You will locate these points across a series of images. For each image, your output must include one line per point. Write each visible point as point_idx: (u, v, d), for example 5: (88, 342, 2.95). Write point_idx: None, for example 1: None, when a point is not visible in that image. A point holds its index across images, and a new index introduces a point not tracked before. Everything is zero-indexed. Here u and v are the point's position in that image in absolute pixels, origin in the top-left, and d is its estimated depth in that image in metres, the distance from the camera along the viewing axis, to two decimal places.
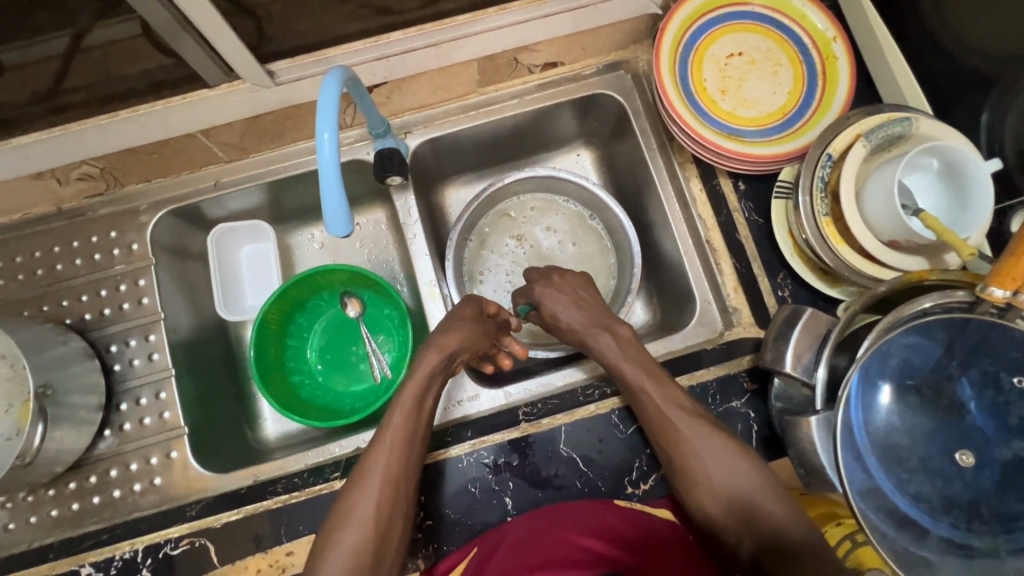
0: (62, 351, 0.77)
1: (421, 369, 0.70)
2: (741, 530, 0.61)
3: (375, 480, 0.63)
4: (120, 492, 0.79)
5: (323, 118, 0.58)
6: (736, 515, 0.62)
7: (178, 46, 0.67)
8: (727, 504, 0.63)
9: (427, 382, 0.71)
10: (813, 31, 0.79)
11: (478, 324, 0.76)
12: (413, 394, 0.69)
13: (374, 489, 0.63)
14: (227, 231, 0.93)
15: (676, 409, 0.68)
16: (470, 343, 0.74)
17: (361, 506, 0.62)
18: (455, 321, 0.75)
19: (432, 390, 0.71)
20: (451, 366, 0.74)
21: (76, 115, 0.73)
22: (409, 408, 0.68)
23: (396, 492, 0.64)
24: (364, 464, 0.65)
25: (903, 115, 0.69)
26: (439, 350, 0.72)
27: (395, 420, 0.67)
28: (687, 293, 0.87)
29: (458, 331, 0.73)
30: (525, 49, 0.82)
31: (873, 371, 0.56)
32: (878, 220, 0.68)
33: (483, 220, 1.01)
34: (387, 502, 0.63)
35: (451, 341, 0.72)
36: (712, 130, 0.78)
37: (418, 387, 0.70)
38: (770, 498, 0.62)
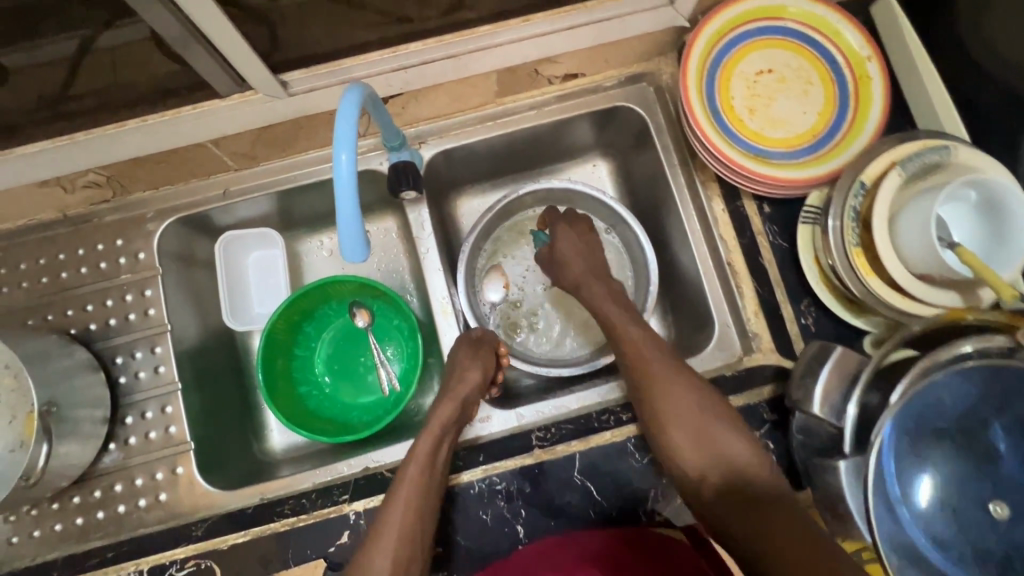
0: (66, 364, 0.75)
1: (434, 420, 0.71)
2: (708, 470, 0.65)
3: (391, 535, 0.62)
4: (125, 507, 0.78)
5: (340, 139, 0.55)
6: (704, 456, 0.66)
7: (189, 56, 0.65)
8: (698, 445, 0.66)
9: (442, 432, 0.70)
10: (847, 49, 0.76)
11: (481, 360, 0.77)
12: (428, 444, 0.69)
13: (389, 544, 0.62)
14: (235, 238, 0.91)
15: (660, 366, 0.71)
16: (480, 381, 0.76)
17: (377, 562, 0.60)
18: (464, 365, 0.76)
19: (447, 440, 0.70)
20: (470, 412, 0.76)
21: (83, 124, 0.70)
22: (424, 459, 0.68)
23: (412, 548, 0.63)
24: (379, 520, 0.64)
25: (942, 142, 0.67)
26: (453, 401, 0.73)
27: (410, 473, 0.67)
28: (706, 315, 0.84)
29: (467, 377, 0.75)
30: (547, 61, 0.79)
31: (906, 417, 0.54)
32: (912, 253, 0.65)
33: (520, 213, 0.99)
34: (403, 558, 0.62)
35: (463, 391, 0.74)
36: (739, 151, 0.75)
37: (433, 437, 0.69)
38: (733, 439, 0.66)
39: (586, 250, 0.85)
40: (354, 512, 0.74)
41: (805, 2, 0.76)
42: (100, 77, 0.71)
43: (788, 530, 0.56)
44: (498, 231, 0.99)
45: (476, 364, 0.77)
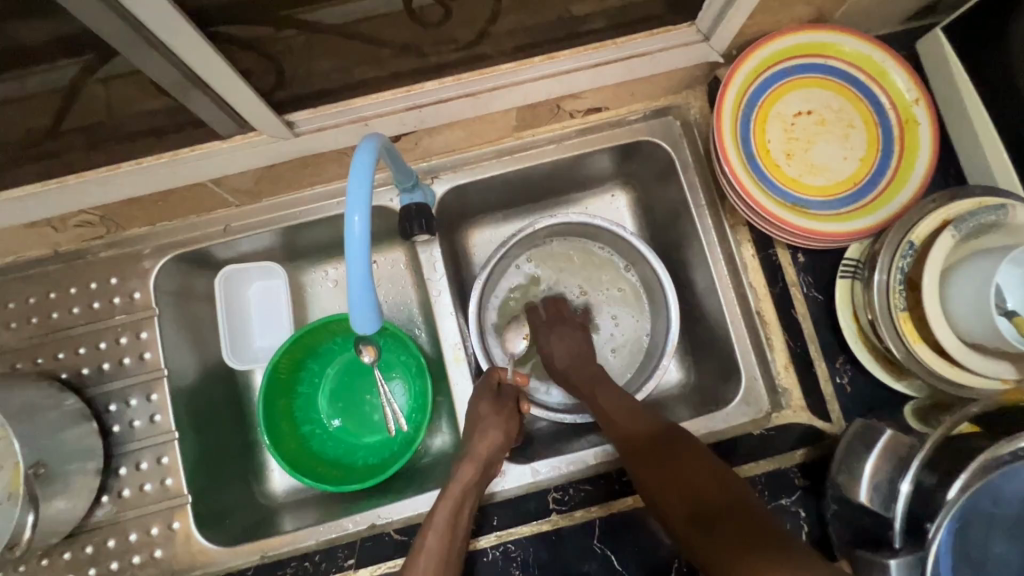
0: (55, 416, 0.71)
1: (454, 483, 0.67)
2: (670, 491, 0.61)
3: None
4: (118, 564, 0.74)
5: (353, 199, 0.51)
6: (665, 477, 0.62)
7: (188, 99, 0.60)
8: (655, 466, 0.63)
9: (462, 497, 0.66)
10: (892, 91, 0.71)
11: (502, 418, 0.73)
12: (446, 511, 0.65)
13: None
14: (236, 272, 0.87)
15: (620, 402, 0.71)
16: (503, 439, 0.71)
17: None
18: (483, 422, 0.72)
19: (467, 507, 0.66)
20: (495, 468, 0.71)
21: (74, 164, 0.65)
22: (443, 527, 0.63)
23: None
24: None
25: (998, 201, 0.62)
26: (474, 463, 0.68)
27: (429, 541, 0.62)
28: (732, 366, 0.80)
29: (487, 436, 0.70)
30: (570, 97, 0.74)
31: (968, 518, 0.50)
32: (964, 321, 0.61)
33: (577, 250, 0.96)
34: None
35: (482, 450, 0.69)
36: (775, 200, 0.70)
37: (452, 503, 0.65)
38: (691, 458, 0.63)
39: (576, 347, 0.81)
40: None
41: (850, 40, 0.70)
42: (92, 113, 0.66)
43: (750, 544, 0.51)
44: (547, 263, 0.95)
45: (497, 423, 0.72)
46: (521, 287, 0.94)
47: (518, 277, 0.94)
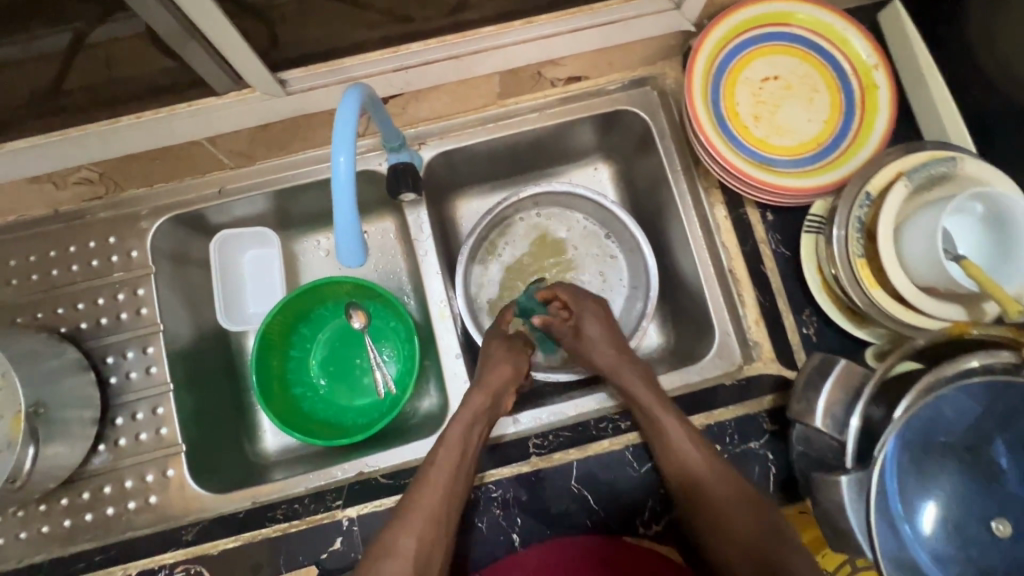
0: (55, 364, 0.73)
1: (466, 409, 0.71)
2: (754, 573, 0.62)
3: (418, 513, 0.64)
4: (114, 510, 0.76)
5: (339, 140, 0.54)
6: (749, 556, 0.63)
7: (186, 53, 0.63)
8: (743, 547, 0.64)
9: (470, 421, 0.70)
10: (853, 57, 0.75)
11: (513, 354, 0.76)
12: (459, 431, 0.69)
13: (416, 523, 0.63)
14: (231, 236, 0.90)
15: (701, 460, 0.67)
16: (513, 374, 0.75)
17: (404, 538, 0.62)
18: (493, 359, 0.75)
19: (476, 429, 0.70)
20: (504, 404, 0.75)
21: (76, 119, 0.69)
22: (455, 444, 0.68)
23: (438, 529, 0.64)
24: (410, 497, 0.66)
25: (948, 154, 0.66)
26: (470, 396, 0.71)
27: (439, 456, 0.67)
28: (706, 323, 0.83)
29: (497, 368, 0.74)
30: (550, 63, 0.79)
31: (910, 432, 0.54)
32: (916, 265, 0.65)
33: (583, 229, 0.98)
34: (428, 535, 0.63)
35: (493, 381, 0.73)
36: (744, 159, 0.74)
37: (464, 424, 0.70)
38: (776, 540, 0.63)
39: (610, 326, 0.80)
40: (348, 519, 0.72)
41: (814, 9, 0.75)
42: (94, 72, 0.70)
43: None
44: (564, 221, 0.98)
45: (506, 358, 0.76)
46: (518, 244, 0.98)
47: (518, 234, 0.98)
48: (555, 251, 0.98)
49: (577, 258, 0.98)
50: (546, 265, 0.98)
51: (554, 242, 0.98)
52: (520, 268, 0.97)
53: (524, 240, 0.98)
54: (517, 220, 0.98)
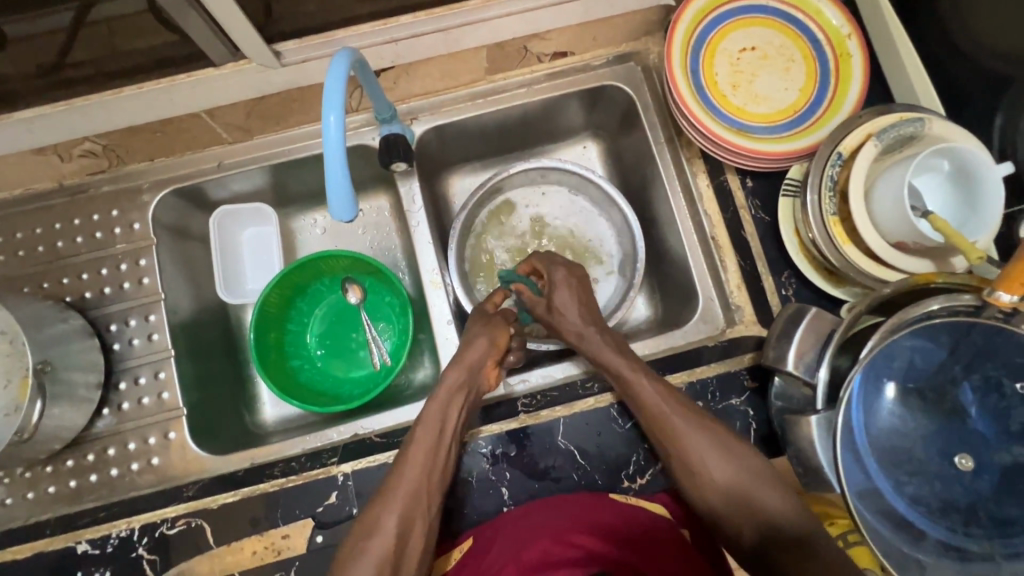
0: (62, 328, 0.76)
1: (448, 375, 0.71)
2: (743, 520, 0.63)
3: (401, 491, 0.64)
4: (118, 471, 0.79)
5: (330, 100, 0.57)
6: (738, 507, 0.63)
7: (186, 24, 0.67)
8: (732, 498, 0.64)
9: (450, 397, 0.70)
10: (827, 27, 0.78)
11: (490, 327, 0.77)
12: (438, 407, 0.70)
13: (398, 501, 0.63)
14: (229, 212, 0.92)
15: (674, 410, 0.68)
16: (490, 347, 0.75)
17: (386, 517, 0.62)
18: (473, 333, 0.76)
19: (457, 404, 0.71)
20: (484, 377, 0.75)
21: (80, 91, 0.72)
22: (435, 423, 0.68)
23: (419, 504, 0.64)
24: (392, 478, 0.66)
25: (916, 115, 0.68)
26: (462, 368, 0.72)
27: (420, 434, 0.68)
28: (690, 290, 0.86)
29: (474, 343, 0.74)
30: (535, 37, 0.82)
31: (875, 371, 0.57)
32: (886, 221, 0.67)
33: (575, 204, 1.00)
34: (410, 512, 0.63)
35: (470, 356, 0.73)
36: (723, 126, 0.77)
37: (443, 400, 0.70)
38: (767, 488, 0.63)
39: (583, 291, 0.79)
40: (343, 474, 0.75)
41: None
42: (97, 47, 0.73)
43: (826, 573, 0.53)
44: (559, 196, 1.01)
45: (485, 332, 0.77)
46: (513, 225, 1.00)
47: (511, 215, 1.00)
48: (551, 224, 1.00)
49: (570, 235, 1.00)
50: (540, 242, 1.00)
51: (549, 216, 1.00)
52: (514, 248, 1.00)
53: (518, 220, 1.00)
54: (510, 201, 1.00)
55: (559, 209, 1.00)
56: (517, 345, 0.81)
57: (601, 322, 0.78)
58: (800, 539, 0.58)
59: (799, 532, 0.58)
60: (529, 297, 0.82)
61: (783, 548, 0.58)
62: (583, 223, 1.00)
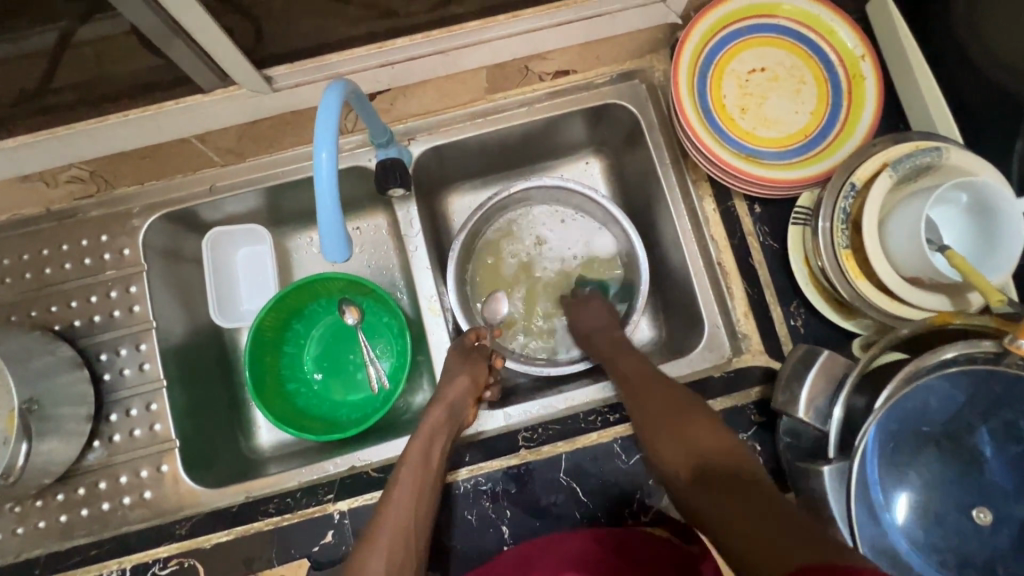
0: (49, 361, 0.74)
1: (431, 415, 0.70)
2: (678, 453, 0.59)
3: (386, 533, 0.60)
4: (109, 505, 0.77)
5: (321, 137, 0.54)
6: (674, 441, 0.60)
7: (173, 51, 0.64)
8: (671, 431, 0.61)
9: (433, 433, 0.69)
10: (840, 48, 0.75)
11: (470, 364, 0.78)
12: (421, 444, 0.68)
13: (384, 543, 0.59)
14: (222, 235, 0.90)
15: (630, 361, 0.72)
16: (470, 385, 0.76)
17: (374, 560, 0.57)
18: (451, 371, 0.77)
19: (440, 440, 0.69)
20: (466, 411, 0.75)
21: (64, 118, 0.69)
22: (419, 461, 0.66)
23: (408, 546, 0.60)
24: (376, 520, 0.62)
25: (934, 144, 0.66)
26: (445, 405, 0.73)
27: (403, 469, 0.65)
28: (695, 317, 0.84)
29: (454, 380, 0.75)
30: (537, 57, 0.79)
31: (890, 420, 0.55)
32: (901, 256, 0.65)
33: (582, 220, 0.97)
34: (398, 556, 0.58)
35: (450, 394, 0.73)
36: (730, 151, 0.74)
37: (426, 436, 0.69)
38: (703, 424, 0.60)
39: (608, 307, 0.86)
40: (339, 512, 0.73)
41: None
42: (83, 71, 0.71)
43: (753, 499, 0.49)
44: (570, 212, 0.98)
45: (464, 369, 0.77)
46: (522, 251, 0.97)
47: (520, 241, 0.97)
48: (559, 243, 0.97)
49: (576, 262, 0.97)
50: (547, 262, 0.97)
51: (559, 234, 0.98)
52: (523, 275, 0.97)
53: (527, 246, 0.97)
54: (518, 227, 0.98)
55: (568, 227, 0.98)
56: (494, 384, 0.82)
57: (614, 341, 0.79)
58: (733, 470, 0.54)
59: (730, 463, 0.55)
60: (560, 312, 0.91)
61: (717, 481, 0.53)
62: (589, 242, 0.97)
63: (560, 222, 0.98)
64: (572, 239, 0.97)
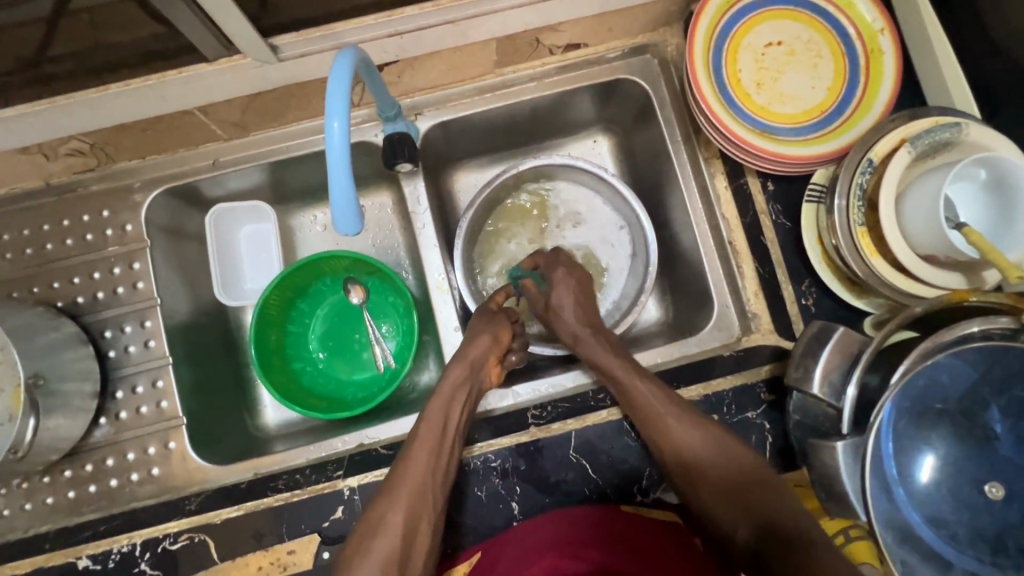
0: (53, 337, 0.73)
1: (444, 381, 0.68)
2: (734, 513, 0.60)
3: (405, 489, 0.61)
4: (117, 481, 0.77)
5: (333, 105, 0.53)
6: (730, 504, 0.61)
7: (176, 18, 0.62)
8: (724, 492, 0.61)
9: (452, 393, 0.67)
10: (859, 22, 0.73)
11: (494, 324, 0.74)
12: (441, 406, 0.66)
13: (401, 499, 0.60)
14: (226, 211, 0.88)
15: (679, 422, 0.66)
16: (491, 344, 0.72)
17: (391, 515, 0.59)
18: (474, 330, 0.73)
19: (460, 402, 0.67)
20: (486, 373, 0.72)
21: (63, 88, 0.67)
22: (437, 420, 0.65)
23: (424, 502, 0.61)
24: (393, 475, 0.63)
25: (953, 120, 0.65)
26: (464, 364, 0.69)
27: (421, 431, 0.65)
28: (704, 296, 0.83)
29: (477, 339, 0.71)
30: (548, 29, 0.77)
31: (905, 397, 0.55)
32: (918, 234, 0.64)
33: (599, 201, 0.96)
34: (415, 511, 0.60)
35: (472, 352, 0.70)
36: (745, 127, 0.73)
37: (445, 398, 0.67)
38: (763, 480, 0.61)
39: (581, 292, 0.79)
40: (349, 488, 0.73)
41: None
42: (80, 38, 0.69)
43: (821, 570, 0.49)
44: (587, 193, 0.96)
45: (486, 328, 0.73)
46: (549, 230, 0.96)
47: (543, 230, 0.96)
48: (574, 223, 0.96)
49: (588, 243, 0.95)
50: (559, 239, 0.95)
51: (576, 215, 0.96)
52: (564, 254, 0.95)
53: (535, 221, 0.96)
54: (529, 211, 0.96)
55: (582, 208, 0.96)
56: (518, 348, 0.79)
57: (597, 322, 0.76)
58: (796, 533, 0.54)
59: (791, 527, 0.55)
60: (533, 295, 0.80)
61: (780, 551, 0.53)
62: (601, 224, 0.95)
63: (577, 200, 0.96)
64: (586, 219, 0.96)
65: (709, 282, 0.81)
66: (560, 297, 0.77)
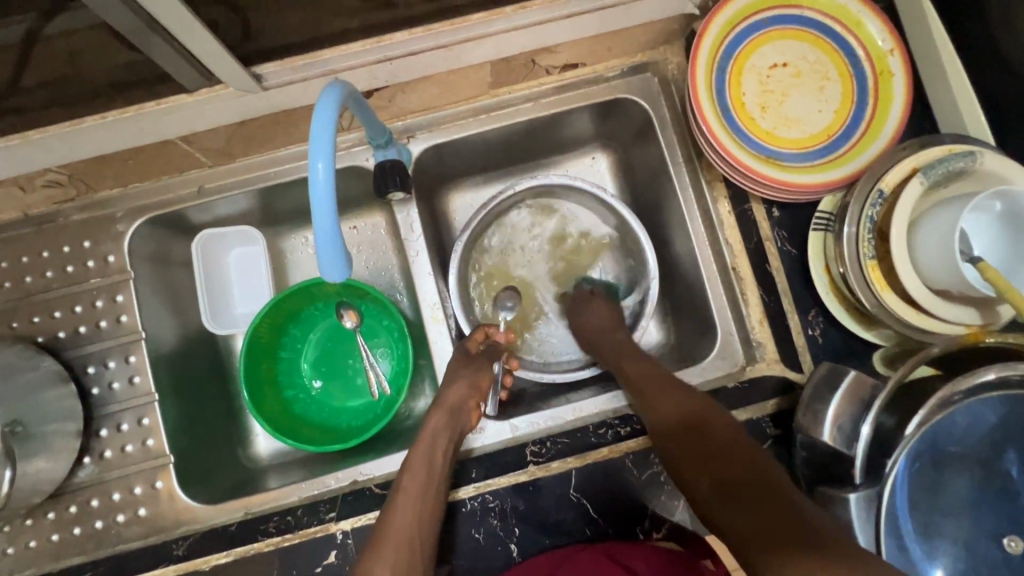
0: (32, 378, 0.70)
1: (426, 429, 0.68)
2: (702, 470, 0.56)
3: (392, 541, 0.58)
4: (103, 523, 0.75)
5: (317, 146, 0.50)
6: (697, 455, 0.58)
7: (154, 50, 0.60)
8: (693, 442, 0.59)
9: (436, 435, 0.67)
10: (867, 41, 0.71)
11: (475, 370, 0.73)
12: (424, 450, 0.66)
13: (388, 551, 0.57)
14: (211, 237, 0.85)
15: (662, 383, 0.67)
16: (470, 390, 0.72)
17: (377, 569, 0.55)
18: (454, 373, 0.73)
19: (444, 443, 0.67)
20: (470, 416, 0.71)
21: (37, 120, 0.64)
22: (421, 465, 0.64)
23: (413, 552, 0.58)
24: (381, 527, 0.60)
25: (966, 148, 0.62)
26: (444, 411, 0.69)
27: (404, 476, 0.64)
28: (707, 322, 0.80)
29: (456, 383, 0.71)
30: (544, 50, 0.74)
31: (920, 446, 0.53)
32: (930, 268, 0.62)
33: (600, 222, 0.92)
34: (403, 565, 0.56)
35: (451, 398, 0.70)
36: (750, 152, 0.70)
37: (427, 441, 0.66)
38: (736, 440, 0.58)
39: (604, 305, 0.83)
40: (342, 531, 0.71)
41: None
42: (54, 66, 0.65)
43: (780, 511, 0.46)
44: (589, 216, 0.93)
45: (468, 373, 0.73)
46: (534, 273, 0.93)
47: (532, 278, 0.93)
48: (575, 250, 0.93)
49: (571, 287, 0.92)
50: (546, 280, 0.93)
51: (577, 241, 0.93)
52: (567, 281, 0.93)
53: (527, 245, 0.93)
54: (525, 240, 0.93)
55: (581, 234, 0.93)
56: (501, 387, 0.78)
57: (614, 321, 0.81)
58: (763, 485, 0.51)
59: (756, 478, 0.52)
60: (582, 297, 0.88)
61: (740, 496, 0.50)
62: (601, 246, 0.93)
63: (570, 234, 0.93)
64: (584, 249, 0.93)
65: (712, 309, 0.79)
66: (582, 307, 0.82)
